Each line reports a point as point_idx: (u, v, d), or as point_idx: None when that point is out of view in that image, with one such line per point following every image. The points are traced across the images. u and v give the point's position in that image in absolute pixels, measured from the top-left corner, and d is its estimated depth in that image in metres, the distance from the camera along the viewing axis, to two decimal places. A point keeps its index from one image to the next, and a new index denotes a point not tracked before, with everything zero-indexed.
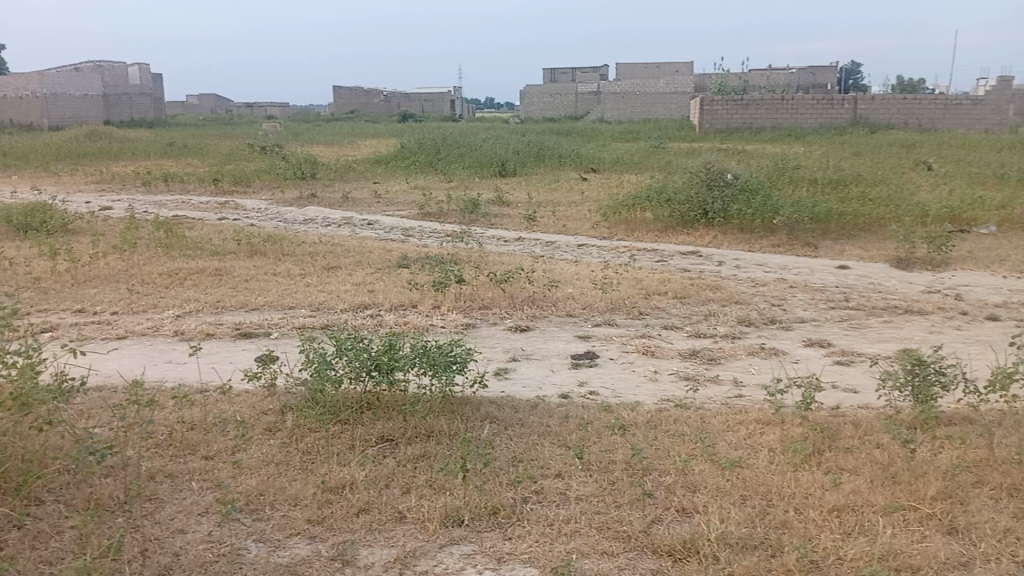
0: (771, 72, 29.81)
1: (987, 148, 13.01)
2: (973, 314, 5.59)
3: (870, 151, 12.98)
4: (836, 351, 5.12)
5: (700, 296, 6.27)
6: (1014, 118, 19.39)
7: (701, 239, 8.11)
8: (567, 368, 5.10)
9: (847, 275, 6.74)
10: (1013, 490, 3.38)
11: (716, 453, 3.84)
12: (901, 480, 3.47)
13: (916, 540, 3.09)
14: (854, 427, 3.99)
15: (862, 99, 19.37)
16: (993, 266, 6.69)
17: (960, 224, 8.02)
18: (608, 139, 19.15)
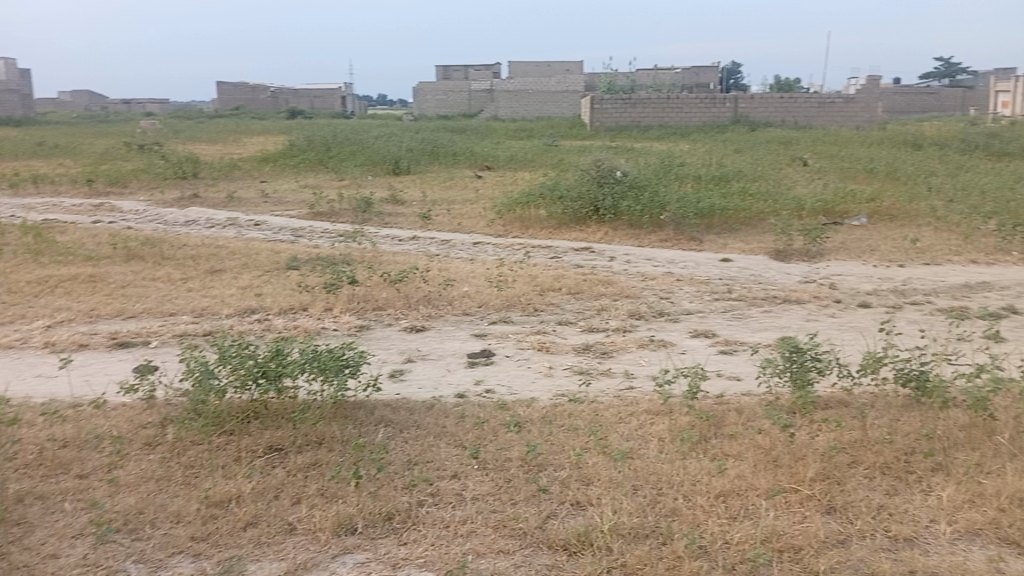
0: (659, 72, 30.71)
1: (857, 144, 13.80)
2: (846, 302, 5.90)
3: (751, 148, 13.52)
4: (721, 341, 5.29)
5: (593, 291, 6.35)
6: (881, 116, 20.65)
7: (593, 235, 8.23)
8: (463, 367, 5.05)
9: (730, 267, 6.99)
10: (885, 469, 3.56)
11: (609, 446, 3.88)
12: (782, 463, 3.60)
13: (797, 521, 3.22)
14: (737, 414, 4.12)
15: (743, 98, 20.15)
16: (863, 256, 7.08)
17: (833, 217, 8.42)
18: (501, 136, 19.24)
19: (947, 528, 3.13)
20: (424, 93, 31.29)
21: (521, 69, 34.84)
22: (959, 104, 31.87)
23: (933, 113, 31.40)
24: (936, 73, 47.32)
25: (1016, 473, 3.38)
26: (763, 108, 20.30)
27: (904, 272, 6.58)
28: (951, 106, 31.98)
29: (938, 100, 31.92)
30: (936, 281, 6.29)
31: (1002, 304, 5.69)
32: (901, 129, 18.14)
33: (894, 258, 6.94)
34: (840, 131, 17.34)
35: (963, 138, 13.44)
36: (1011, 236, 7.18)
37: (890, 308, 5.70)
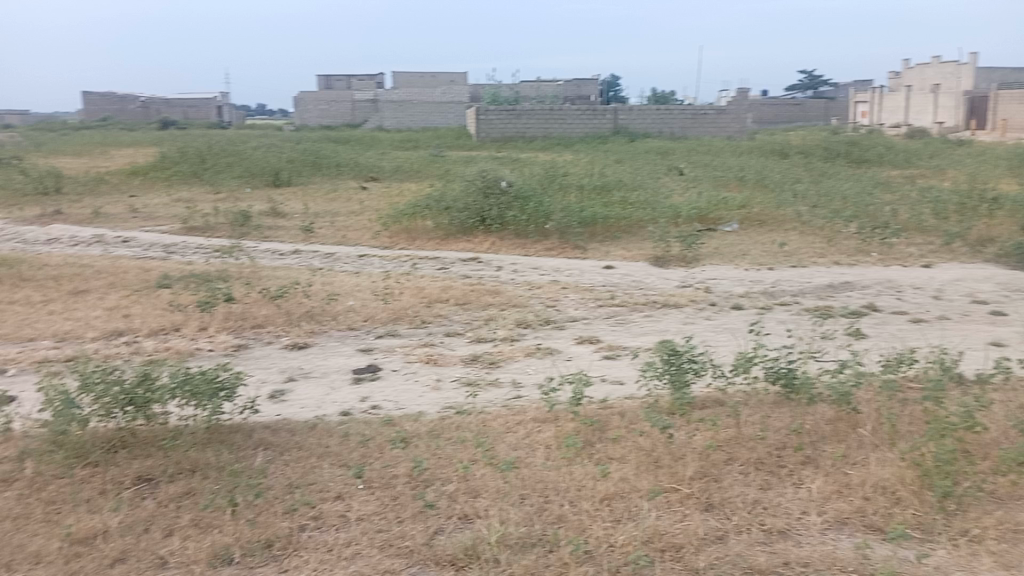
0: (543, 84, 31.30)
1: (729, 154, 14.45)
2: (721, 305, 6.13)
3: (631, 158, 13.94)
4: (604, 347, 5.39)
5: (480, 301, 6.34)
6: (750, 126, 21.90)
7: (480, 245, 8.25)
8: (347, 384, 4.92)
9: (613, 274, 7.15)
10: (758, 464, 3.70)
11: (495, 456, 3.86)
12: (663, 464, 3.68)
13: (678, 520, 3.29)
14: (621, 417, 4.19)
15: (622, 109, 20.76)
16: (736, 260, 7.39)
17: (708, 224, 8.77)
18: (387, 147, 19.07)
19: (817, 519, 3.27)
20: (307, 103, 30.64)
21: (407, 80, 34.67)
22: (821, 115, 34.08)
23: (799, 124, 33.42)
24: (800, 85, 50.38)
25: (878, 463, 3.57)
26: (642, 119, 20.98)
27: (774, 274, 6.92)
28: (814, 116, 34.15)
29: (802, 111, 34.02)
30: (803, 282, 6.63)
31: (862, 302, 6.06)
32: (769, 138, 19.16)
33: (764, 262, 7.28)
34: (714, 141, 18.18)
35: (824, 146, 14.30)
36: (868, 238, 7.67)
37: (762, 309, 5.97)
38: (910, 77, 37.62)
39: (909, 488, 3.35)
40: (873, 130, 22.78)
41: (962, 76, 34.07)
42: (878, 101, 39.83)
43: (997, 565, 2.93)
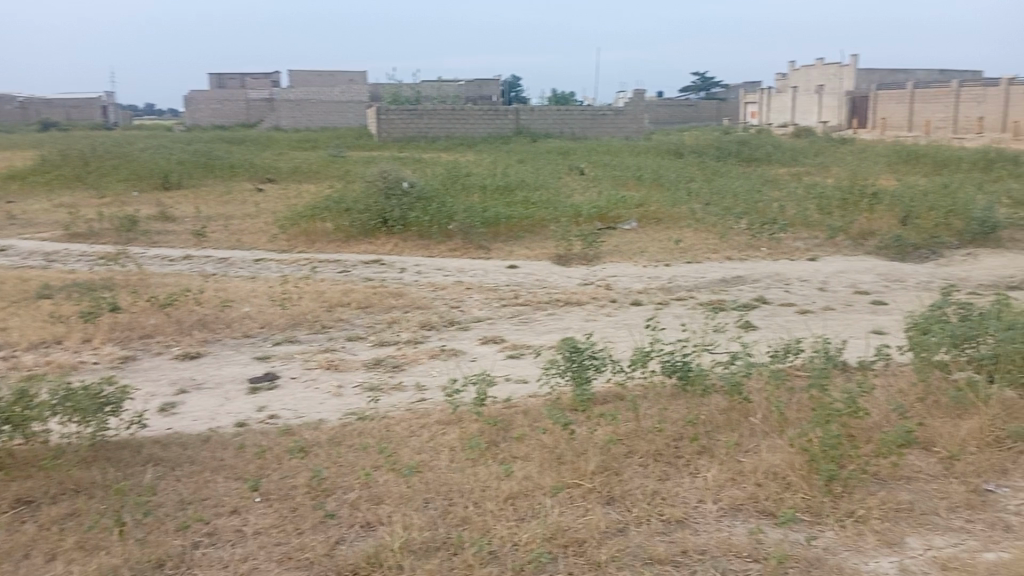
0: (445, 85, 31.24)
1: (627, 153, 14.79)
2: (621, 302, 6.26)
3: (533, 158, 14.06)
4: (508, 346, 5.41)
5: (383, 303, 6.26)
6: (647, 126, 22.52)
7: (383, 247, 8.14)
8: (244, 393, 4.76)
9: (516, 273, 7.20)
10: (657, 455, 3.79)
11: (398, 461, 3.81)
12: (566, 460, 3.72)
13: (580, 514, 3.33)
14: (524, 416, 4.22)
15: (524, 110, 20.94)
16: (635, 257, 7.57)
17: (607, 222, 8.95)
18: (285, 148, 18.61)
19: (713, 507, 3.38)
20: (199, 103, 29.55)
21: (304, 78, 33.88)
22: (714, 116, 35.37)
23: (693, 124, 34.57)
24: (694, 87, 52.11)
25: (769, 449, 3.72)
26: (543, 120, 21.21)
27: (671, 270, 7.12)
28: (708, 117, 35.41)
29: (697, 111, 35.22)
30: (698, 278, 6.85)
31: (753, 296, 6.31)
32: (665, 138, 19.75)
33: (662, 258, 7.48)
34: (612, 142, 18.58)
35: (717, 145, 14.83)
36: (758, 233, 7.99)
37: (660, 304, 6.13)
38: (796, 79, 39.48)
39: (797, 472, 3.50)
40: (762, 130, 23.83)
41: (843, 77, 36.02)
42: (767, 102, 41.64)
43: (879, 543, 3.10)
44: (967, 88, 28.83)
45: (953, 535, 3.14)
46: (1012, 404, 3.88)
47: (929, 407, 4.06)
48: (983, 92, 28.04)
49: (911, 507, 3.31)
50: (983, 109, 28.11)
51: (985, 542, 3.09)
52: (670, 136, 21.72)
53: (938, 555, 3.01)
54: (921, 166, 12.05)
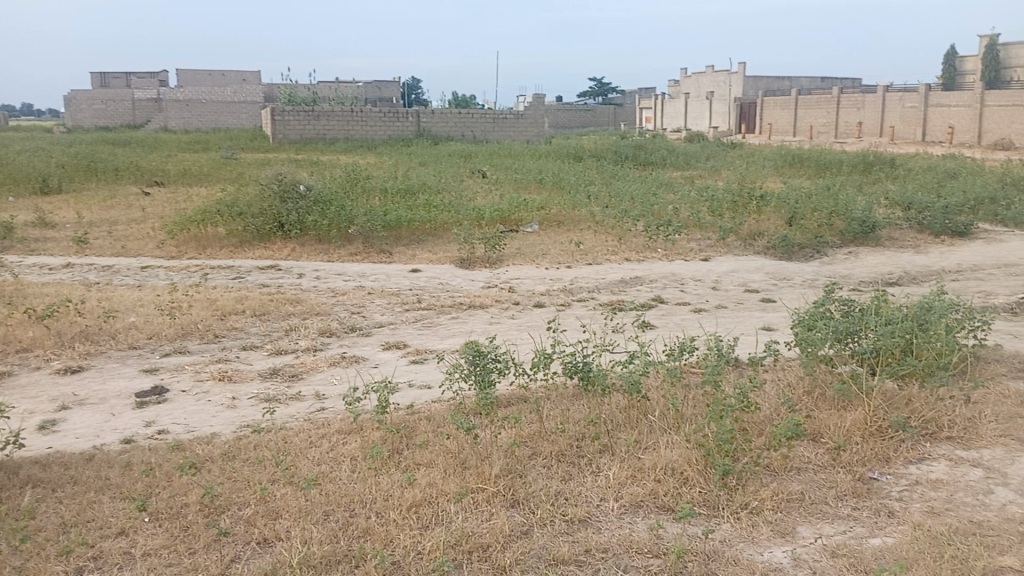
0: (344, 86, 30.71)
1: (528, 157, 14.92)
2: (524, 304, 6.29)
3: (434, 161, 13.98)
4: (411, 351, 5.34)
5: (280, 311, 6.07)
6: (547, 131, 22.84)
7: (279, 252, 7.91)
8: (131, 409, 4.52)
9: (419, 277, 7.12)
10: (560, 456, 3.82)
11: (297, 474, 3.70)
12: (470, 465, 3.69)
13: (484, 519, 3.32)
14: (427, 422, 4.16)
15: (424, 113, 20.82)
16: (536, 260, 7.63)
17: (509, 225, 9.00)
18: (174, 149, 17.82)
19: (614, 505, 3.43)
20: (80, 102, 27.98)
21: (194, 77, 32.59)
22: (612, 120, 36.19)
23: (591, 128, 35.32)
24: (592, 91, 53.20)
25: (667, 446, 3.81)
26: (443, 122, 21.15)
27: (572, 272, 7.22)
28: (606, 121, 36.24)
29: (594, 116, 36.00)
30: (599, 279, 6.96)
31: (651, 296, 6.46)
32: (565, 142, 20.06)
33: (562, 260, 7.57)
34: (514, 145, 18.75)
35: (614, 149, 15.16)
36: (655, 234, 8.18)
37: (561, 306, 6.20)
38: (688, 85, 40.90)
39: (695, 467, 3.59)
40: (656, 134, 24.63)
41: (732, 84, 37.58)
42: (661, 107, 42.94)
43: (773, 533, 3.23)
44: (847, 95, 30.68)
45: (841, 523, 3.30)
46: (892, 395, 4.11)
47: (816, 399, 4.24)
48: (861, 98, 29.92)
49: (802, 497, 3.46)
50: (862, 115, 29.99)
51: (870, 528, 3.25)
52: (569, 140, 22.11)
53: (828, 542, 3.16)
54: (805, 170, 12.67)
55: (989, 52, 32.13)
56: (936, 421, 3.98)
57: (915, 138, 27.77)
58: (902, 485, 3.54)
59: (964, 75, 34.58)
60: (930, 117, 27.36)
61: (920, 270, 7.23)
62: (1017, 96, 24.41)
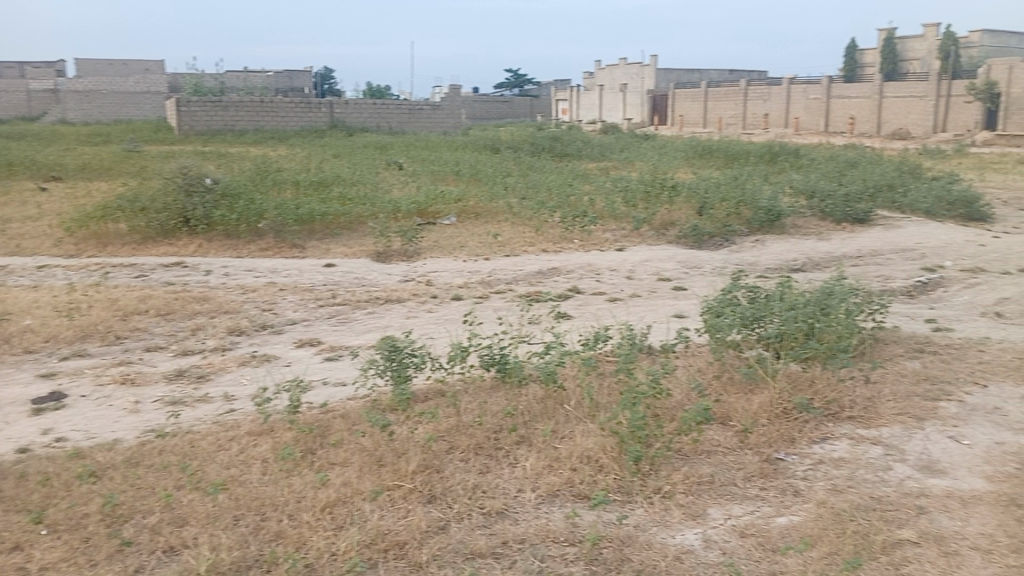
0: (254, 77, 29.85)
1: (445, 148, 14.85)
2: (441, 297, 6.23)
3: (348, 153, 13.72)
4: (324, 348, 5.23)
5: (187, 310, 5.85)
6: (464, 122, 22.88)
7: (185, 249, 7.62)
8: (25, 416, 4.26)
9: (333, 272, 6.98)
10: (477, 449, 3.80)
11: (205, 478, 3.56)
12: (385, 462, 3.63)
13: (400, 517, 3.27)
14: (341, 420, 4.08)
15: (338, 103, 20.49)
16: (454, 252, 7.57)
17: (427, 218, 8.91)
18: (72, 143, 16.95)
19: (531, 495, 3.44)
20: None
21: (94, 67, 31.09)
22: (529, 112, 36.37)
23: (509, 120, 35.41)
24: (510, 81, 53.28)
25: (583, 435, 3.83)
26: (358, 113, 20.88)
27: (489, 264, 7.21)
28: (524, 112, 36.42)
29: (511, 107, 36.09)
30: (516, 270, 6.97)
31: (567, 287, 6.51)
32: (483, 134, 20.06)
33: (480, 253, 7.54)
34: (431, 136, 18.60)
35: (531, 141, 15.22)
36: (571, 225, 8.24)
37: (479, 298, 6.18)
38: (602, 77, 41.44)
39: (609, 454, 3.63)
40: (572, 125, 24.88)
41: (644, 76, 38.10)
42: (576, 99, 43.41)
43: (685, 516, 3.29)
44: (753, 88, 31.66)
45: (750, 503, 3.39)
46: (796, 377, 4.26)
47: (726, 383, 4.34)
48: (768, 90, 30.96)
49: (712, 479, 3.55)
50: (768, 106, 31.05)
51: (777, 507, 3.35)
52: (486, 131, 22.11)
53: (737, 523, 3.24)
54: (715, 160, 13.02)
55: (885, 47, 33.72)
56: (838, 402, 4.13)
57: (818, 128, 28.95)
58: (807, 464, 3.67)
59: (863, 67, 36.16)
60: (832, 109, 28.54)
61: (823, 257, 7.52)
62: (911, 88, 25.72)
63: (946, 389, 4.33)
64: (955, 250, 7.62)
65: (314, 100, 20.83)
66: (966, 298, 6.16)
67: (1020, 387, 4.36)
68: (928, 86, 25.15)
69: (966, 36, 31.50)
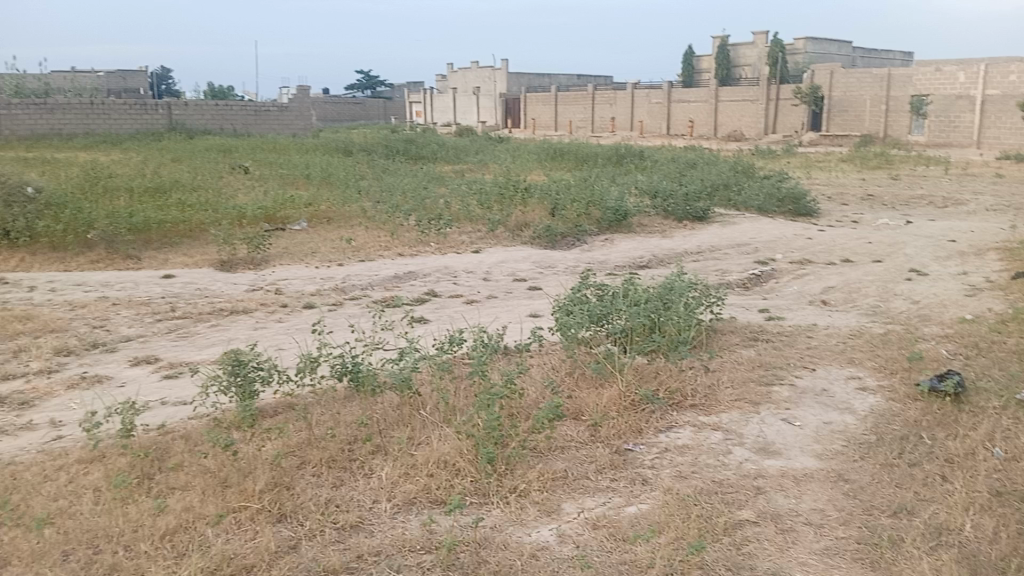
0: (83, 77, 27.82)
1: (294, 151, 14.43)
2: (291, 306, 6.03)
3: (189, 157, 13.04)
4: (164, 366, 4.92)
5: (6, 330, 5.34)
6: (315, 123, 22.47)
7: (4, 263, 6.96)
8: None
9: (173, 284, 6.59)
10: (330, 463, 3.68)
11: (29, 513, 3.25)
12: (231, 483, 3.44)
13: (248, 539, 3.11)
14: (183, 442, 3.84)
15: (177, 105, 19.53)
16: (305, 259, 7.35)
17: (275, 223, 8.66)
18: None
19: (387, 505, 3.37)
20: None
21: None
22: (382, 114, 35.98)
23: (362, 122, 34.88)
24: (363, 82, 52.44)
25: (439, 439, 3.79)
26: (199, 116, 20.01)
27: (343, 269, 7.04)
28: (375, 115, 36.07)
29: (364, 109, 35.59)
30: (371, 275, 6.85)
31: (423, 291, 6.46)
32: (335, 136, 19.69)
33: (332, 258, 7.36)
34: (278, 139, 18.00)
35: (385, 143, 15.05)
36: (427, 229, 8.21)
37: (331, 306, 6.03)
38: (456, 80, 41.57)
39: (466, 458, 3.61)
40: (426, 127, 24.86)
41: (495, 79, 38.61)
42: (430, 102, 43.41)
43: (540, 513, 3.33)
44: (600, 92, 32.77)
45: (602, 495, 3.49)
46: (642, 369, 4.41)
47: (577, 379, 4.44)
48: (614, 95, 32.20)
49: (566, 475, 3.62)
50: (615, 110, 32.27)
51: (627, 497, 3.46)
52: (337, 134, 21.68)
53: (590, 516, 3.32)
54: (567, 162, 13.38)
55: (721, 54, 35.82)
56: (681, 391, 4.33)
57: (661, 131, 30.44)
58: (654, 453, 3.81)
59: (703, 73, 38.29)
60: (672, 112, 30.06)
61: (667, 253, 7.87)
62: (744, 93, 27.52)
63: (779, 374, 4.64)
64: (785, 244, 8.19)
65: (150, 101, 19.64)
66: (796, 288, 6.62)
67: (843, 369, 4.74)
68: (759, 91, 26.97)
69: (792, 43, 33.98)
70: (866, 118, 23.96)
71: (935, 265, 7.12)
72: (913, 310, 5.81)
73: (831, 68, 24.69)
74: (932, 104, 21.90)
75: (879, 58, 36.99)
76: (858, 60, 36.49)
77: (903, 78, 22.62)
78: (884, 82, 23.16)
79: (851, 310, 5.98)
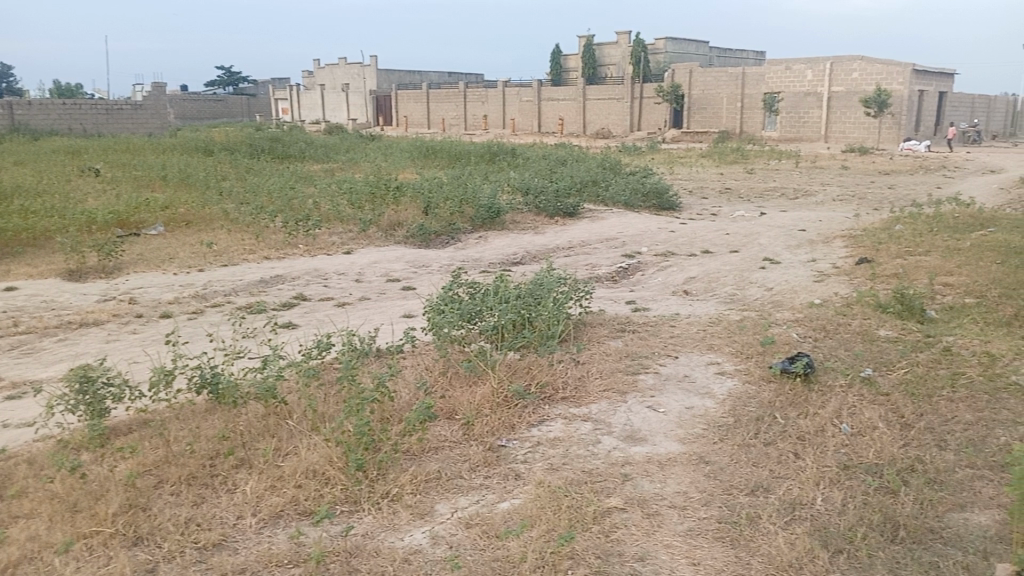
0: None
1: (150, 151, 13.74)
2: (148, 316, 5.73)
3: (32, 160, 12.12)
4: (4, 385, 4.56)
5: None
6: (173, 122, 21.44)
7: None
8: None
9: (15, 296, 6.13)
10: (191, 480, 3.52)
11: None
12: (82, 508, 3.23)
13: (101, 566, 2.93)
14: (27, 466, 3.58)
15: (19, 104, 18.16)
16: (162, 265, 7.00)
17: (130, 228, 8.21)
18: None
19: (252, 520, 3.25)
20: None
21: None
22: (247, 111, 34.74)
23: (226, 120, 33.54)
24: (229, 79, 50.47)
25: (307, 448, 3.69)
26: (44, 115, 18.67)
27: (205, 275, 6.76)
28: (239, 112, 34.72)
29: (228, 106, 34.20)
30: (235, 280, 6.61)
31: (291, 295, 6.29)
32: (195, 134, 18.87)
33: (192, 264, 7.03)
34: (131, 139, 17.01)
35: (249, 142, 14.55)
36: (294, 230, 8.00)
37: (192, 314, 5.77)
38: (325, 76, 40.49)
39: (335, 466, 3.53)
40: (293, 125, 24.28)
41: (367, 77, 38.03)
42: (299, 99, 42.23)
43: (413, 517, 3.31)
44: (472, 90, 32.90)
45: (475, 493, 3.50)
46: (514, 366, 4.46)
47: (450, 377, 4.44)
48: (486, 93, 32.44)
49: (439, 475, 3.61)
50: (488, 108, 32.54)
51: (500, 493, 3.50)
52: (197, 132, 20.75)
53: (463, 515, 3.32)
54: (439, 160, 13.37)
55: (589, 52, 36.70)
56: (552, 385, 4.41)
57: (534, 129, 30.92)
58: (527, 447, 3.87)
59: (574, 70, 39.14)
60: (545, 110, 30.58)
61: (538, 249, 8.01)
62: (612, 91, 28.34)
63: (643, 363, 4.81)
64: (651, 237, 8.50)
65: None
66: (660, 279, 6.88)
67: (703, 355, 4.96)
68: (623, 90, 27.82)
69: (655, 43, 35.25)
70: (725, 115, 25.15)
71: (786, 253, 7.59)
72: (767, 297, 6.17)
73: (689, 68, 25.75)
74: (783, 101, 23.25)
75: (735, 57, 39.06)
76: (716, 59, 38.32)
77: (757, 77, 23.87)
78: (740, 80, 24.38)
79: (710, 298, 6.27)
